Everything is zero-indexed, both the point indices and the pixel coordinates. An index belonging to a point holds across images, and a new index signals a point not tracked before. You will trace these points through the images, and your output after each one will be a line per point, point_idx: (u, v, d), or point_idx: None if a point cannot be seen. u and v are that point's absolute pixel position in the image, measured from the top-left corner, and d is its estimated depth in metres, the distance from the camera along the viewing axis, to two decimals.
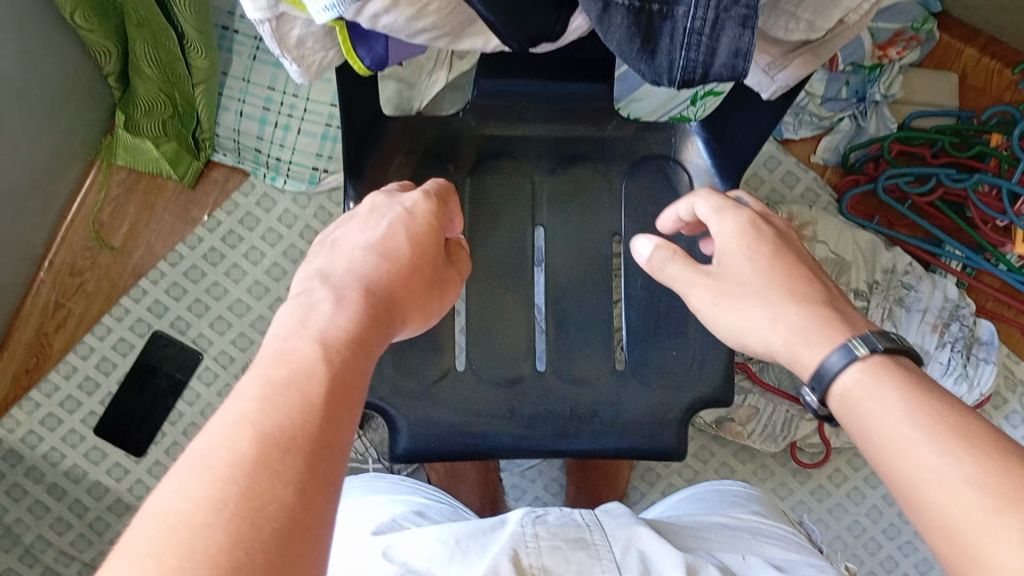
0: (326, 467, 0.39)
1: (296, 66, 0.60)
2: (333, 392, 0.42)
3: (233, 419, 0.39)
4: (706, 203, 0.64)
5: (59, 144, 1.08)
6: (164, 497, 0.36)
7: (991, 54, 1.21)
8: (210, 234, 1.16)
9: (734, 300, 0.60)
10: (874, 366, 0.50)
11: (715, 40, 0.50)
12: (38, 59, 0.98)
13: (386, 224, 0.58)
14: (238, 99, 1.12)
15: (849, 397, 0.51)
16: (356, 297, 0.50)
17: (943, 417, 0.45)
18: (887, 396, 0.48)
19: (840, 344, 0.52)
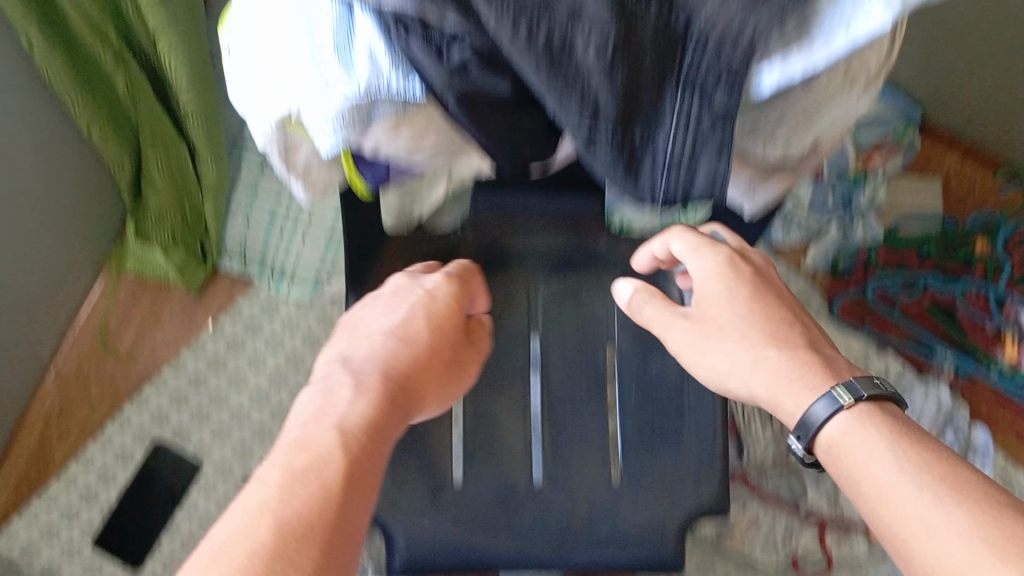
0: (338, 540, 0.48)
1: (301, 185, 0.63)
2: (355, 462, 0.53)
3: (267, 487, 0.49)
4: (683, 241, 0.71)
5: (70, 255, 1.12)
6: (202, 561, 0.45)
7: (971, 160, 1.26)
8: (214, 341, 1.19)
9: (710, 334, 0.68)
10: (855, 419, 0.58)
11: (694, 168, 0.54)
12: (54, 174, 1.02)
13: (406, 308, 0.69)
14: (246, 211, 1.20)
15: (835, 448, 0.59)
16: (376, 381, 0.61)
17: (923, 469, 0.52)
18: (873, 450, 0.55)
19: (824, 394, 0.60)
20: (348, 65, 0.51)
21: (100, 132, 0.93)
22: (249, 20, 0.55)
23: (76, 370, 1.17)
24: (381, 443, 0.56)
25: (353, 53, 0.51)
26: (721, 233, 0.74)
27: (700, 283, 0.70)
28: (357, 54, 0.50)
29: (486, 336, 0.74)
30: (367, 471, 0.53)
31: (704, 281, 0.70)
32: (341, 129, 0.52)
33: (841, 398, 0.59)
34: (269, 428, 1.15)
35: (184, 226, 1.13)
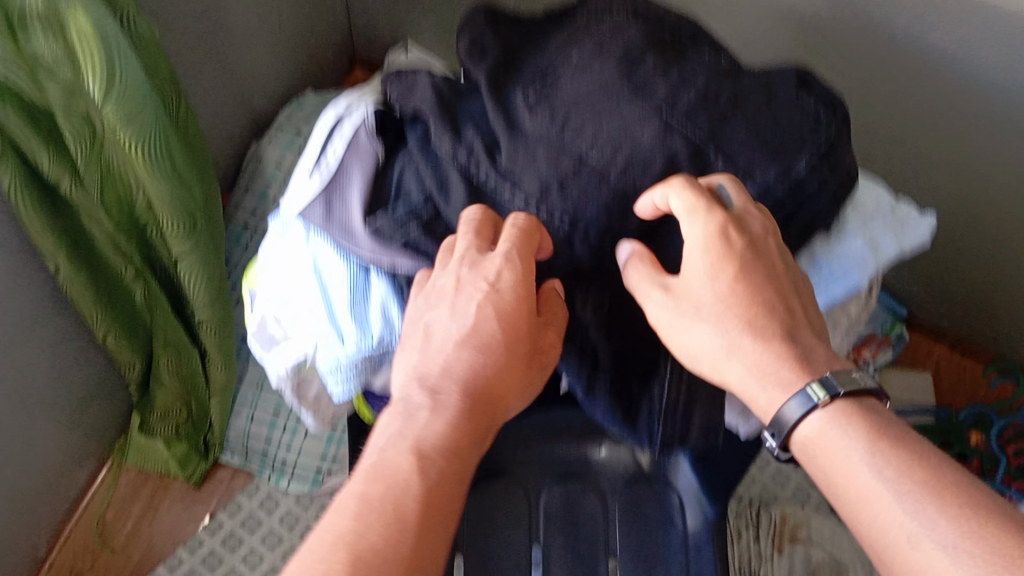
0: None
1: (312, 415, 0.66)
2: (427, 502, 0.50)
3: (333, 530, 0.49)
4: (679, 197, 0.54)
5: (75, 447, 1.13)
6: None
7: (959, 352, 1.31)
8: (210, 537, 1.15)
9: (705, 313, 0.54)
10: (834, 416, 0.52)
11: (687, 416, 0.59)
12: (67, 373, 1.04)
13: (473, 310, 0.54)
14: (250, 405, 1.19)
15: (813, 448, 0.53)
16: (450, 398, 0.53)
17: (910, 475, 0.49)
18: (852, 447, 0.51)
19: (798, 391, 0.53)
20: (361, 322, 0.58)
21: (114, 337, 0.97)
22: (271, 284, 0.63)
23: (70, 564, 1.15)
24: (451, 471, 0.52)
25: (366, 313, 0.58)
26: (728, 188, 0.55)
27: (692, 258, 0.55)
28: (372, 314, 0.58)
29: (564, 310, 0.56)
30: (439, 500, 0.51)
31: (695, 256, 0.54)
32: (352, 380, 0.58)
33: (813, 393, 0.52)
34: None
35: (188, 420, 1.16)
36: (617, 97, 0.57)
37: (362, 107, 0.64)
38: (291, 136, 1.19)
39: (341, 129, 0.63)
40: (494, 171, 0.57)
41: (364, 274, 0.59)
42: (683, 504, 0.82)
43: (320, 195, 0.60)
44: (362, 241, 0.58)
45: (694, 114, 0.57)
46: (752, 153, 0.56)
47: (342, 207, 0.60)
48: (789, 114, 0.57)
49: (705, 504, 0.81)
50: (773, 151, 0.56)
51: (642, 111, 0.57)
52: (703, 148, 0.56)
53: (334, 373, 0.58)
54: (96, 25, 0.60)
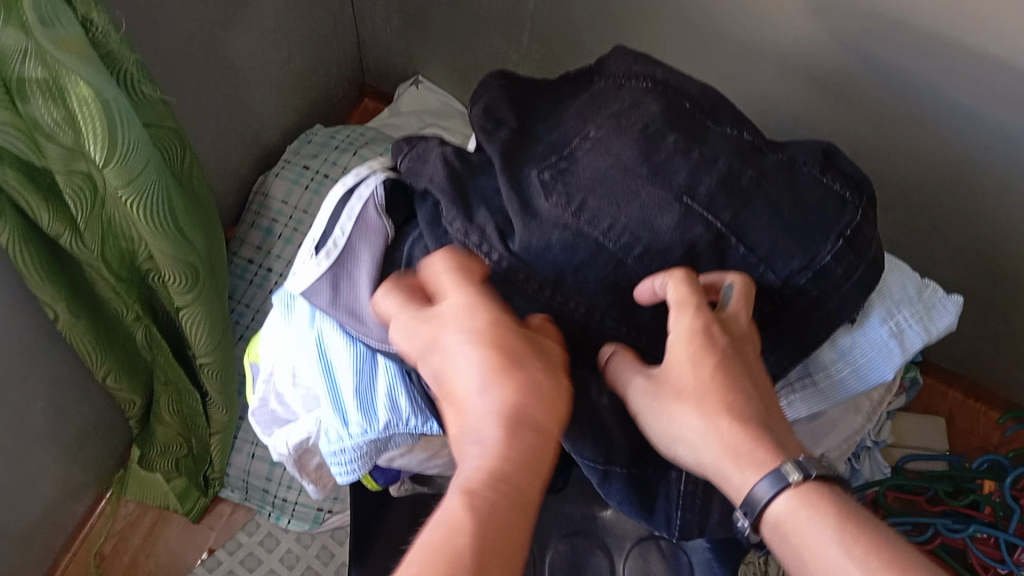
0: None
1: (313, 484, 0.68)
2: (494, 533, 0.46)
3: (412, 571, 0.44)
4: (672, 287, 0.55)
5: (73, 480, 1.11)
6: None
7: (973, 397, 1.29)
8: (207, 574, 1.11)
9: (670, 407, 0.54)
10: (800, 499, 0.52)
11: (706, 503, 0.63)
12: (66, 410, 1.02)
13: (467, 332, 0.52)
14: (251, 442, 1.18)
15: (783, 528, 0.52)
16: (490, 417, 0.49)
17: (880, 558, 0.49)
18: (823, 533, 0.50)
19: (772, 470, 0.52)
20: (365, 410, 0.58)
21: (114, 376, 0.96)
22: (274, 361, 0.64)
23: None
24: (516, 494, 0.47)
25: (372, 402, 0.58)
26: (734, 287, 0.57)
27: (667, 348, 0.55)
28: (377, 402, 0.58)
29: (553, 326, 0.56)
30: (509, 527, 0.46)
31: (672, 343, 0.55)
32: (354, 464, 0.59)
33: (787, 472, 0.51)
34: None
35: (188, 455, 1.14)
36: (637, 179, 0.60)
37: (374, 178, 0.64)
38: (300, 170, 1.19)
39: (350, 205, 0.63)
40: (508, 255, 0.60)
41: (370, 360, 0.59)
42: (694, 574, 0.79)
43: (326, 275, 0.61)
44: (370, 326, 0.59)
45: (716, 201, 0.59)
46: (776, 240, 0.59)
47: (350, 289, 0.61)
48: (813, 204, 0.61)
49: None
50: (797, 245, 0.59)
51: (661, 197, 0.59)
52: (724, 234, 0.59)
53: (336, 455, 0.59)
54: (98, 89, 0.59)
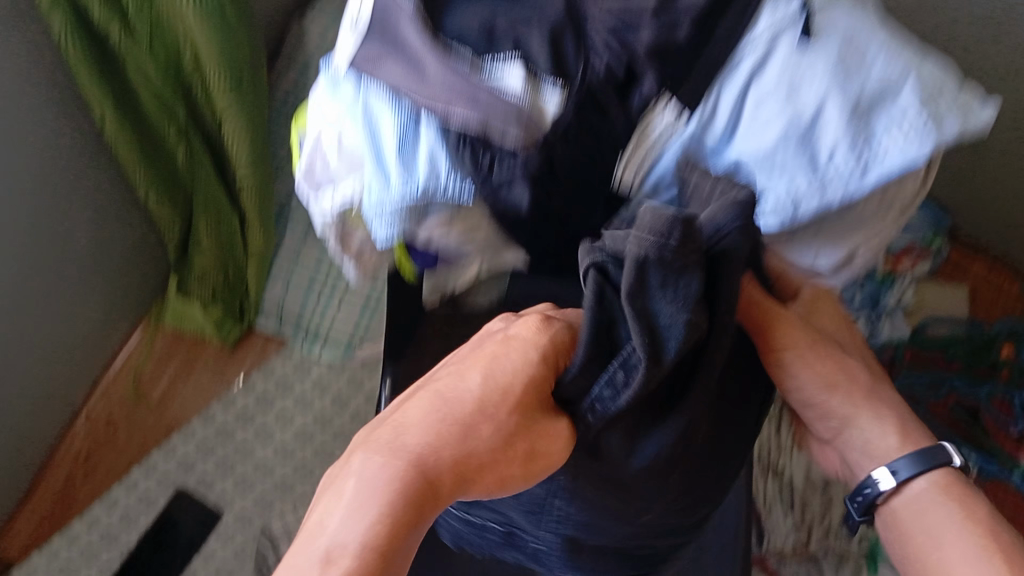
0: None
1: (354, 266, 0.67)
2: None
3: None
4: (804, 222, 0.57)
5: (113, 302, 1.15)
6: None
7: (1000, 267, 1.30)
8: (244, 395, 1.21)
9: (821, 394, 0.63)
10: (942, 484, 0.59)
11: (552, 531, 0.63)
12: (105, 228, 1.06)
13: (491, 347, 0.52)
14: (286, 272, 1.19)
15: (916, 502, 0.59)
16: (394, 478, 0.45)
17: (997, 542, 0.55)
18: (950, 513, 0.58)
19: (917, 455, 0.60)
20: (405, 165, 0.55)
21: (155, 195, 0.98)
22: (319, 124, 0.59)
23: (106, 413, 1.20)
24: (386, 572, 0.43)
25: (413, 156, 0.55)
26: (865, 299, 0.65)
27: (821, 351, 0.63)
28: (419, 159, 0.55)
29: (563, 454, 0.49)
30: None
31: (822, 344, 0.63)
32: (395, 223, 0.55)
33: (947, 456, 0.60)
34: (291, 484, 1.17)
35: (225, 284, 1.17)
36: None
37: None
38: (337, 5, 1.18)
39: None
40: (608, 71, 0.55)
41: (413, 125, 0.55)
42: None
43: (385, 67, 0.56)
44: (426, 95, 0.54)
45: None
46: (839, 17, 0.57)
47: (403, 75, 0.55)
48: None
49: None
50: None
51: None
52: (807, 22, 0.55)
53: (376, 214, 0.55)
54: None
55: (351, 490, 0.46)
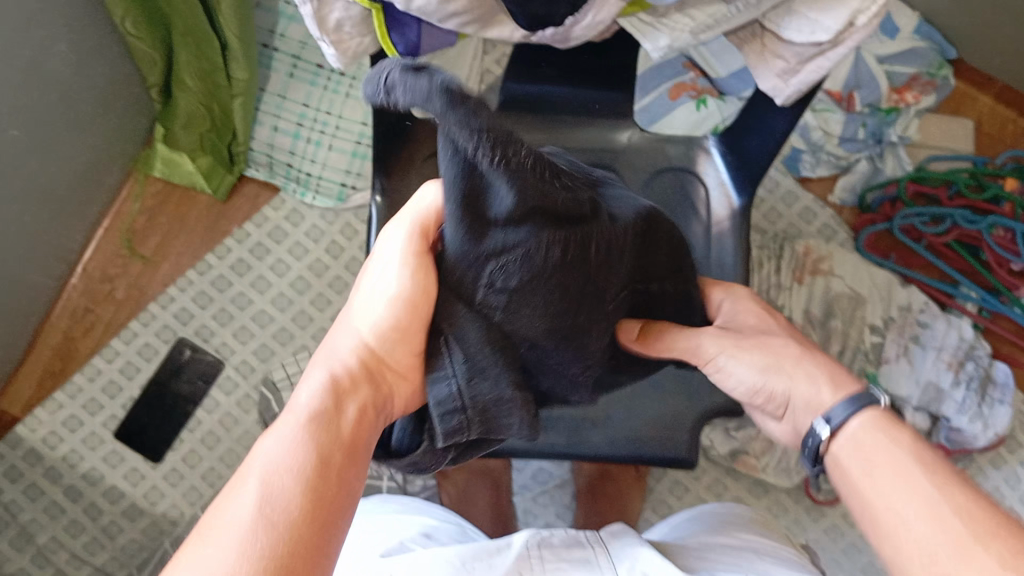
0: (329, 503, 0.44)
1: (333, 50, 0.63)
2: (318, 493, 0.44)
3: (255, 474, 0.44)
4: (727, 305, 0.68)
5: (101, 150, 1.12)
6: (251, 494, 0.43)
7: (1005, 102, 1.26)
8: (239, 246, 1.20)
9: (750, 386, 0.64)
10: (875, 424, 0.55)
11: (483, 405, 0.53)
12: (85, 63, 1.03)
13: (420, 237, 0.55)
14: (273, 115, 1.19)
15: (848, 448, 0.55)
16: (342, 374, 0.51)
17: (952, 498, 0.49)
18: (883, 451, 0.53)
19: (843, 398, 0.57)
20: None
21: (132, 21, 0.97)
22: None
23: (102, 268, 1.19)
24: (351, 443, 0.48)
25: None
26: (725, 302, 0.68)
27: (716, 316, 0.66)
28: None
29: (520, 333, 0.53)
30: (339, 470, 0.46)
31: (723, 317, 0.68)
32: None
33: (876, 398, 0.56)
34: (291, 333, 1.18)
35: (212, 130, 1.15)
36: None
37: None
38: None
39: None
40: None
41: None
42: (709, 197, 0.81)
43: None
44: None
45: None
46: None
47: None
48: None
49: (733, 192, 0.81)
50: None
51: None
52: None
53: None
54: None
55: (314, 385, 0.50)
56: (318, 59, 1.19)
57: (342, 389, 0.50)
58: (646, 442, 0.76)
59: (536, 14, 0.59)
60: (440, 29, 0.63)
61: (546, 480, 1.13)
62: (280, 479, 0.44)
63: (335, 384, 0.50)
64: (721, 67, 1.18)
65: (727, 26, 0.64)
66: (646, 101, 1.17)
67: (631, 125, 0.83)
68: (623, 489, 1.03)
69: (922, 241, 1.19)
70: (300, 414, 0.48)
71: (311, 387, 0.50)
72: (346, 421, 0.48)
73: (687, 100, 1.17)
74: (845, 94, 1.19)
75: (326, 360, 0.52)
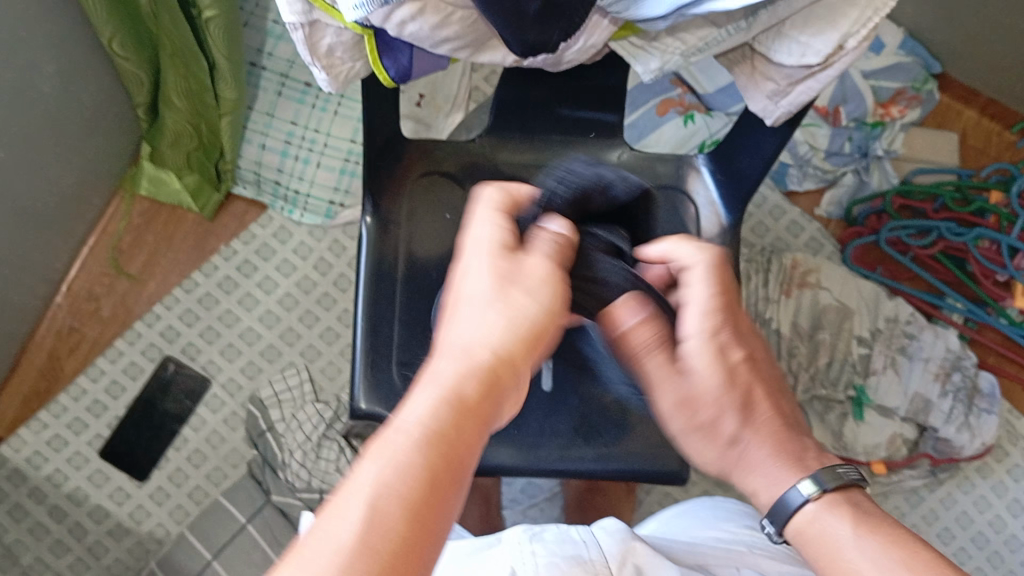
0: (416, 552, 0.37)
1: (325, 74, 0.62)
2: (408, 525, 0.37)
3: (352, 500, 0.37)
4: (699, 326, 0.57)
5: (86, 167, 1.11)
6: (333, 536, 0.36)
7: (990, 114, 1.27)
8: (225, 263, 1.20)
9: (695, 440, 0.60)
10: (829, 506, 0.54)
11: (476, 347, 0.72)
12: (73, 80, 1.02)
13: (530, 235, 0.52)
14: (261, 133, 1.18)
15: (807, 535, 0.55)
16: (452, 375, 0.42)
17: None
18: (837, 531, 0.53)
19: (800, 480, 0.56)
20: None
21: (119, 42, 0.96)
22: None
23: (87, 285, 1.17)
24: (456, 469, 0.40)
25: None
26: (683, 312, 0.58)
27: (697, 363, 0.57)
28: None
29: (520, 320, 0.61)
30: (438, 510, 0.39)
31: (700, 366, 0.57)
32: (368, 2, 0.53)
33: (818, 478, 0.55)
34: (279, 351, 1.17)
35: (199, 149, 1.14)
36: None
37: None
38: None
39: None
40: None
41: None
42: (699, 216, 0.81)
43: None
44: None
45: None
46: None
47: None
48: None
49: (722, 210, 0.81)
50: None
51: None
52: None
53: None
54: None
55: (420, 395, 0.42)
56: (306, 77, 1.19)
57: (445, 395, 0.41)
58: (635, 457, 0.74)
59: (531, 41, 0.57)
60: (431, 54, 0.63)
61: (536, 494, 1.13)
62: (380, 515, 0.37)
63: (449, 391, 0.42)
64: (706, 82, 1.19)
65: (717, 49, 0.64)
66: (633, 117, 1.18)
67: (620, 143, 0.83)
68: (614, 503, 1.02)
69: (908, 253, 1.20)
70: (407, 430, 0.40)
71: (423, 392, 0.42)
72: (457, 440, 0.40)
73: (675, 114, 1.18)
74: (832, 108, 1.20)
75: (438, 360, 0.44)
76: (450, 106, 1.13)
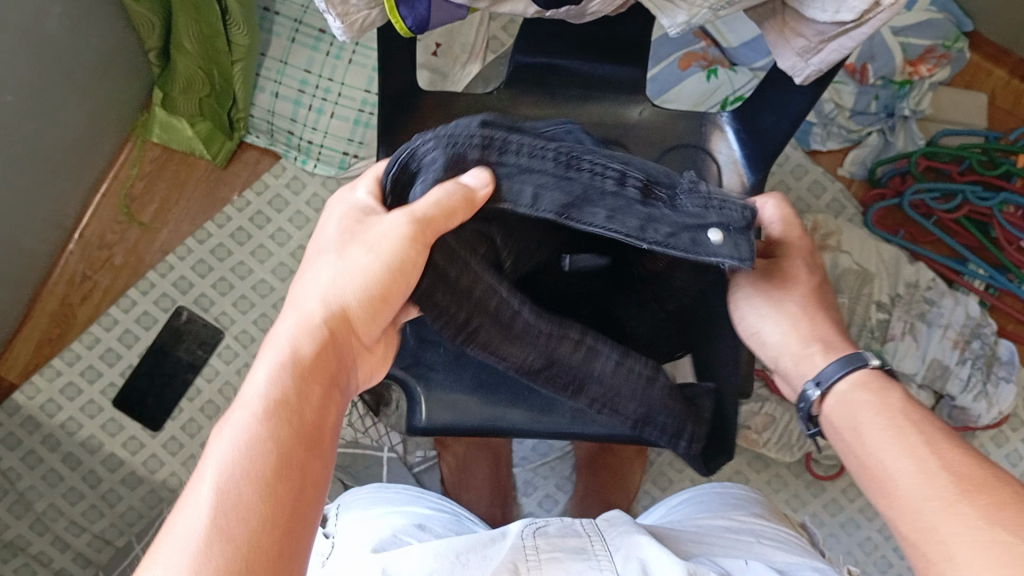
0: (285, 499, 0.40)
1: (340, 22, 0.60)
2: (269, 469, 0.40)
3: (208, 477, 0.40)
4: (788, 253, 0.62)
5: (98, 112, 1.10)
6: (191, 511, 0.39)
7: (1020, 76, 1.24)
8: (238, 214, 1.19)
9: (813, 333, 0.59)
10: (874, 380, 0.55)
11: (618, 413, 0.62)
12: (83, 23, 1.00)
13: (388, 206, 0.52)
14: (274, 81, 1.16)
15: (843, 402, 0.55)
16: (304, 331, 0.46)
17: (947, 463, 0.47)
18: (883, 401, 0.53)
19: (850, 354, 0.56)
20: None
21: None
22: None
23: (100, 234, 1.17)
24: (306, 415, 0.43)
25: None
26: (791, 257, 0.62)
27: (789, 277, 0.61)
28: None
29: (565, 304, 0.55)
30: (297, 458, 0.41)
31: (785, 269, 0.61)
32: None
33: (867, 356, 0.55)
34: None
35: (212, 96, 1.12)
36: None
37: None
38: None
39: None
40: None
41: None
42: (721, 174, 0.79)
43: None
44: None
45: None
46: None
47: None
48: None
49: (744, 170, 0.78)
50: None
51: None
52: None
53: None
54: None
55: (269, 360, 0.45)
56: (320, 24, 1.16)
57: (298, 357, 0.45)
58: None
59: None
60: (450, 2, 0.61)
61: (547, 453, 1.12)
62: (218, 491, 0.39)
63: (295, 352, 0.45)
64: (732, 36, 1.16)
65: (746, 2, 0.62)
66: (656, 71, 1.15)
67: (643, 98, 0.80)
68: (624, 463, 1.02)
69: (931, 218, 1.17)
70: (252, 403, 0.42)
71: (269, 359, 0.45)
72: (304, 394, 0.44)
73: (698, 69, 1.15)
74: (858, 65, 1.15)
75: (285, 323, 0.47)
76: (467, 56, 1.11)
